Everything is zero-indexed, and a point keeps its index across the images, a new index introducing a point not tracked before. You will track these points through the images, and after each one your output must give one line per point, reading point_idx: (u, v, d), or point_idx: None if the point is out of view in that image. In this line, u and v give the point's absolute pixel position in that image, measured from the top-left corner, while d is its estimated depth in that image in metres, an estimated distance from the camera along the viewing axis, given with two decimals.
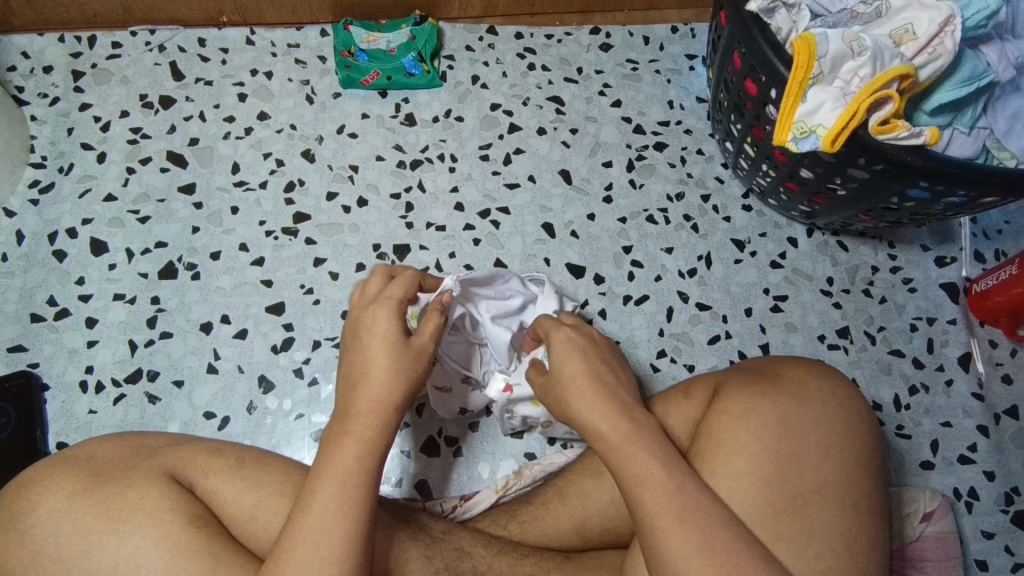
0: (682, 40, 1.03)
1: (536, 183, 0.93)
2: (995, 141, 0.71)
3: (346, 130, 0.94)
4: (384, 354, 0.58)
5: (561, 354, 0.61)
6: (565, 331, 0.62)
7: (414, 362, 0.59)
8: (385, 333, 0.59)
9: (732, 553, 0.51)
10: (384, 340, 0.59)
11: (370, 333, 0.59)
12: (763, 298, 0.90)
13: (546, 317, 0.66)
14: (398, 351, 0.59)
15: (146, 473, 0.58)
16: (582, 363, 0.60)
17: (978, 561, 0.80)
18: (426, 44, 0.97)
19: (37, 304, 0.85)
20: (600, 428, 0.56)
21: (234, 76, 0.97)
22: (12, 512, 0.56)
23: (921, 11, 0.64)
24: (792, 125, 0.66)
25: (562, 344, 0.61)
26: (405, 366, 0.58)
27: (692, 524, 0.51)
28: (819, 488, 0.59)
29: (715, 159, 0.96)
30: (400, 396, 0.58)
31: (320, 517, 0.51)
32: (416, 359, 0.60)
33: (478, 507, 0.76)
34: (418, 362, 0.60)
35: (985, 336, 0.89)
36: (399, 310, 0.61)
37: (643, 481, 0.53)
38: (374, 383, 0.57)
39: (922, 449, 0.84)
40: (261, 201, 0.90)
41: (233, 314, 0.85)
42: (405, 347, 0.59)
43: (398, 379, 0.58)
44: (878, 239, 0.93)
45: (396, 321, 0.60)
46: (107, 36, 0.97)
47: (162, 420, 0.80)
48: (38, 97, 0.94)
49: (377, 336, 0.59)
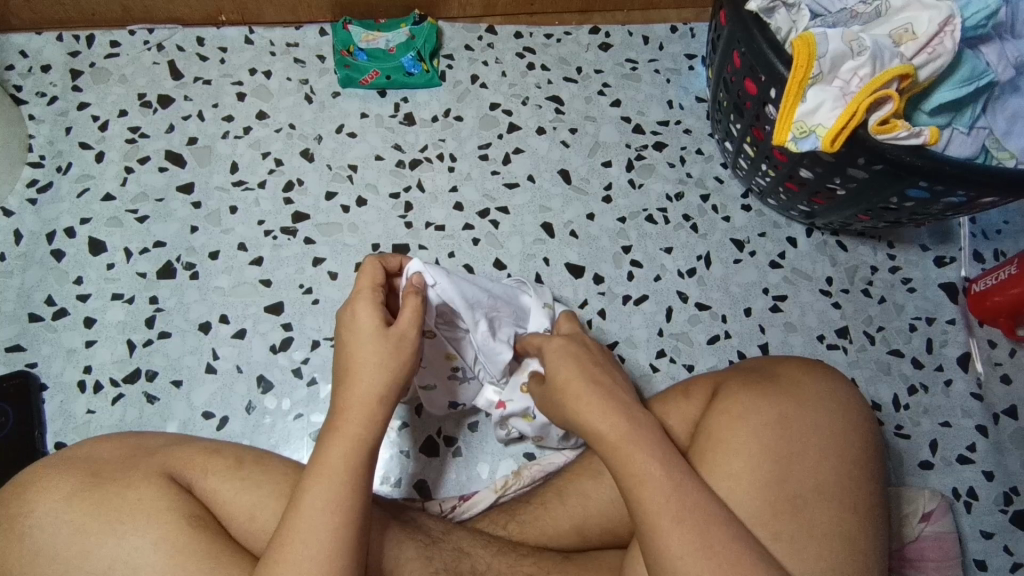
0: (682, 40, 1.03)
1: (536, 183, 0.93)
2: (994, 141, 0.71)
3: (346, 130, 0.94)
4: (368, 348, 0.58)
5: (557, 364, 0.62)
6: (560, 342, 0.64)
7: (397, 353, 0.59)
8: (369, 328, 0.59)
9: (731, 553, 0.51)
10: (366, 333, 0.59)
11: (350, 329, 0.59)
12: (762, 298, 0.90)
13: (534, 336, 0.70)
14: (383, 344, 0.58)
15: (144, 472, 0.57)
16: (576, 369, 0.61)
17: (977, 561, 0.80)
18: (425, 44, 0.96)
19: (35, 304, 0.85)
20: (598, 428, 0.56)
21: (233, 75, 0.96)
22: (9, 512, 0.55)
23: (921, 11, 0.64)
24: (792, 124, 0.66)
25: (557, 355, 0.63)
26: (390, 358, 0.58)
27: (690, 524, 0.51)
28: (817, 488, 0.59)
29: (715, 159, 0.96)
30: (388, 390, 0.57)
31: (311, 516, 0.51)
32: (398, 347, 0.59)
33: (477, 507, 0.75)
34: (400, 350, 0.59)
35: (985, 336, 0.89)
36: (378, 303, 0.61)
37: (641, 481, 0.53)
38: (361, 378, 0.57)
39: (921, 449, 0.84)
40: (260, 201, 0.90)
41: (232, 314, 0.85)
42: (385, 336, 0.59)
43: (385, 374, 0.57)
44: (878, 239, 0.93)
45: (377, 313, 0.60)
46: (105, 35, 0.97)
47: (160, 420, 0.80)
48: (36, 96, 0.94)
49: (358, 332, 0.59)
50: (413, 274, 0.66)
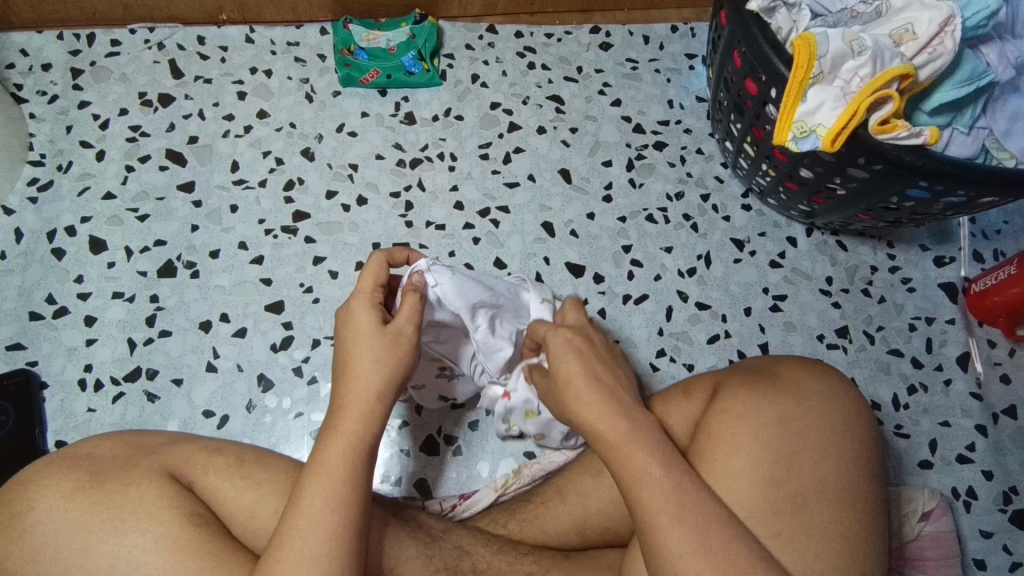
0: (682, 40, 1.04)
1: (536, 182, 0.93)
2: (994, 141, 0.71)
3: (346, 129, 0.94)
4: (366, 345, 0.58)
5: (559, 356, 0.60)
6: (564, 333, 0.61)
7: (394, 351, 0.58)
8: (364, 325, 0.59)
9: (730, 553, 0.51)
10: (364, 331, 0.59)
11: (347, 328, 0.59)
12: (762, 298, 0.90)
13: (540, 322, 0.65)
14: (380, 341, 0.58)
15: (145, 471, 0.57)
16: (578, 365, 0.59)
17: (976, 560, 0.80)
18: (426, 43, 0.96)
19: (35, 303, 0.85)
20: (597, 427, 0.56)
21: (233, 74, 0.96)
22: (10, 511, 0.56)
23: (921, 11, 0.64)
24: (792, 125, 0.66)
25: (561, 347, 0.60)
26: (387, 355, 0.58)
27: (689, 524, 0.51)
28: (817, 487, 0.59)
29: (715, 159, 0.96)
30: (386, 387, 0.57)
31: (309, 515, 0.51)
32: (394, 344, 0.59)
33: (477, 505, 0.75)
34: (397, 347, 0.59)
35: (984, 336, 0.89)
36: (375, 302, 0.61)
37: (641, 481, 0.53)
38: (357, 376, 0.57)
39: (920, 449, 0.84)
40: (260, 200, 0.90)
41: (233, 312, 0.85)
42: (382, 334, 0.59)
43: (382, 371, 0.57)
44: (877, 239, 0.93)
45: (374, 312, 0.60)
46: (106, 34, 0.97)
47: (161, 419, 0.80)
48: (37, 95, 0.94)
49: (355, 330, 0.59)
50: (415, 274, 0.67)
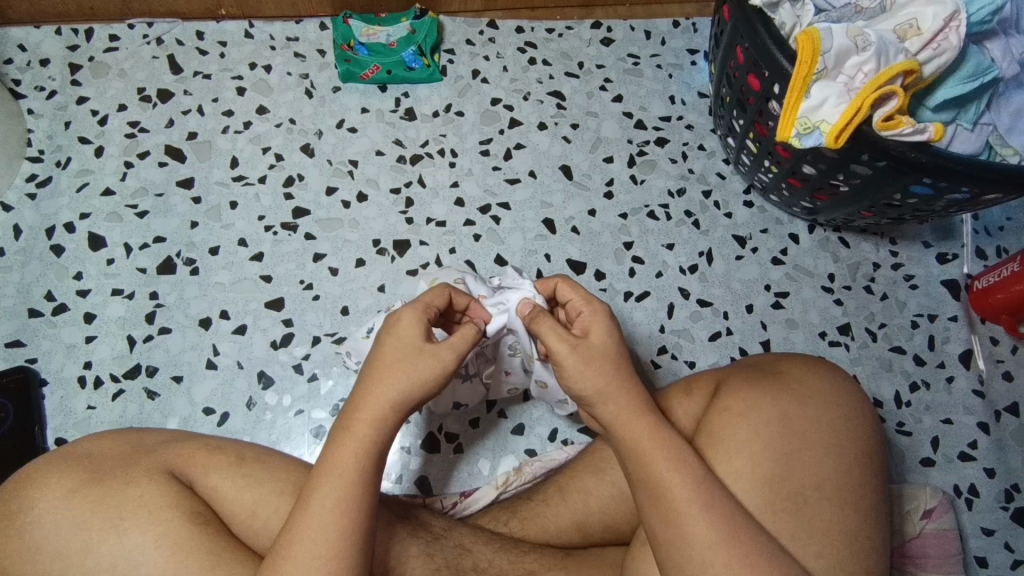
0: (684, 35, 1.03)
1: (536, 178, 0.93)
2: (998, 137, 0.71)
3: (346, 125, 0.94)
4: (401, 352, 0.59)
5: (598, 339, 0.61)
6: (605, 315, 0.63)
7: (426, 366, 0.58)
8: (409, 336, 0.60)
9: (754, 545, 0.53)
10: (405, 340, 0.59)
11: (391, 332, 0.60)
12: (764, 294, 0.89)
13: (566, 284, 0.66)
14: (414, 354, 0.59)
15: (146, 468, 0.57)
16: (612, 355, 0.60)
17: (978, 557, 0.80)
18: (426, 38, 0.95)
19: (34, 299, 0.84)
20: (621, 423, 0.57)
21: (233, 70, 0.96)
22: (11, 509, 0.55)
23: (927, 5, 0.64)
24: (796, 120, 0.65)
25: (599, 333, 0.61)
26: (421, 370, 0.58)
27: (716, 515, 0.53)
28: (819, 486, 0.58)
29: (716, 155, 0.96)
30: (406, 400, 0.57)
31: (318, 513, 0.51)
32: (429, 364, 0.59)
33: (477, 504, 0.76)
34: (430, 367, 0.59)
35: (987, 333, 0.89)
36: (424, 316, 0.62)
37: (668, 474, 0.54)
38: (380, 380, 0.57)
39: (922, 446, 0.84)
40: (260, 196, 0.90)
41: (233, 309, 0.85)
42: (419, 348, 0.59)
43: (405, 382, 0.57)
44: (880, 236, 0.93)
45: (421, 324, 0.61)
46: (104, 29, 0.96)
47: (161, 416, 0.80)
48: (35, 90, 0.93)
49: (396, 337, 0.60)
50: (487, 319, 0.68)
